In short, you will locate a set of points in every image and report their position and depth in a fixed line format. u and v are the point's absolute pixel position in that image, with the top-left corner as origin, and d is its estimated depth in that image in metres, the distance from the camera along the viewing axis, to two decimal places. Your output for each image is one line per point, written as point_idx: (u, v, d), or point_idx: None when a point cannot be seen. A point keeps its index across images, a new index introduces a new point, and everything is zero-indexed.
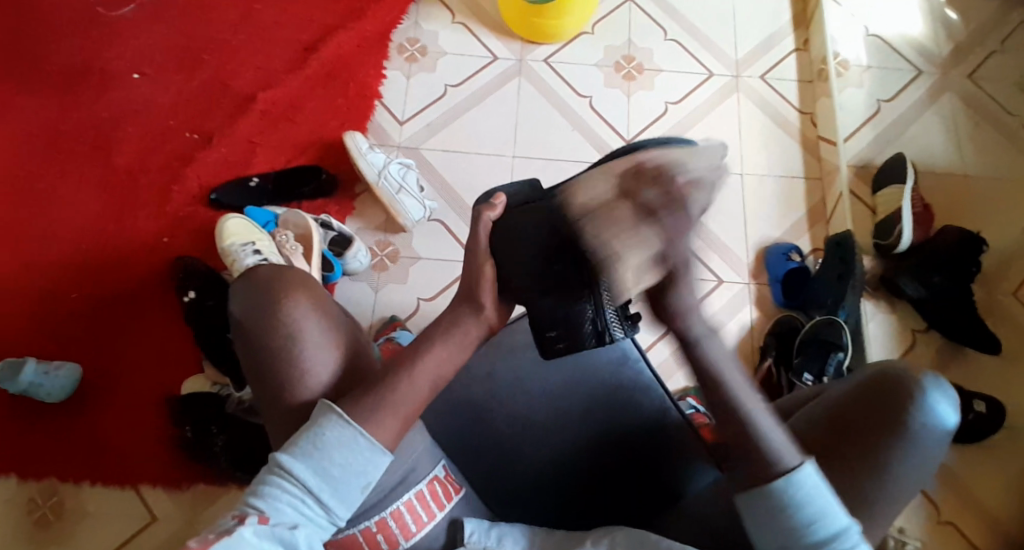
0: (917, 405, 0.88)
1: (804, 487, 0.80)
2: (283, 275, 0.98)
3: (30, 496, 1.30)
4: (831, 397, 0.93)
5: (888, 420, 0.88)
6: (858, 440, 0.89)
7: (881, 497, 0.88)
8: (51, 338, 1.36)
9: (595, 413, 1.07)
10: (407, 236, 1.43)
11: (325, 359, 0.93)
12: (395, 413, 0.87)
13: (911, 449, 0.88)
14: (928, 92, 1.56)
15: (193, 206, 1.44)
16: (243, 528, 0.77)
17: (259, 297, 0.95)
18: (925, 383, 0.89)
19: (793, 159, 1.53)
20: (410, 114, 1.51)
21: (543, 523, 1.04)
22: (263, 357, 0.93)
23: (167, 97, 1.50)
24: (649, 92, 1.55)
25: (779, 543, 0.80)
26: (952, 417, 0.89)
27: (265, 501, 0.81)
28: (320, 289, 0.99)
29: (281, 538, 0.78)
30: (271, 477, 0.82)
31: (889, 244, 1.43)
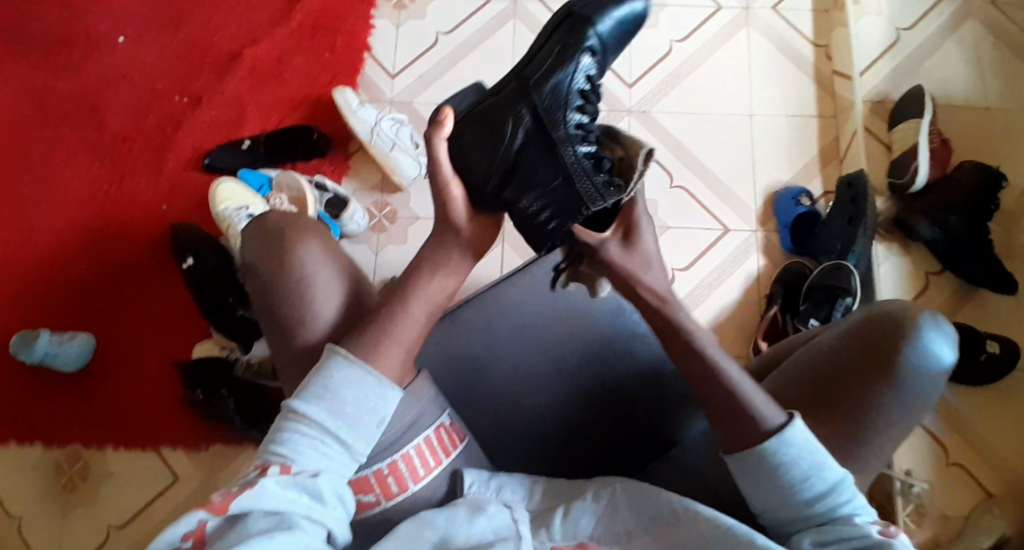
0: (913, 344, 0.87)
1: (796, 442, 0.81)
2: (288, 219, 0.94)
3: (56, 462, 1.35)
4: (825, 340, 0.92)
5: (885, 361, 0.88)
6: (849, 381, 0.89)
7: (878, 437, 0.88)
8: (61, 310, 1.38)
9: (596, 360, 1.07)
10: (405, 195, 1.41)
11: (332, 303, 0.91)
12: (393, 352, 0.86)
13: (905, 388, 0.87)
14: (951, 18, 1.46)
15: (188, 171, 1.42)
16: (263, 479, 0.76)
17: (264, 243, 0.93)
18: (922, 322, 0.88)
19: (805, 95, 1.46)
20: (402, 66, 1.46)
21: (552, 472, 1.04)
22: (267, 306, 0.91)
23: (155, 58, 1.47)
24: (652, 30, 1.48)
25: (778, 504, 0.82)
26: (949, 355, 0.88)
27: (286, 445, 0.80)
28: (328, 233, 0.96)
29: (305, 486, 0.77)
30: (287, 424, 0.81)
31: (903, 183, 1.38)
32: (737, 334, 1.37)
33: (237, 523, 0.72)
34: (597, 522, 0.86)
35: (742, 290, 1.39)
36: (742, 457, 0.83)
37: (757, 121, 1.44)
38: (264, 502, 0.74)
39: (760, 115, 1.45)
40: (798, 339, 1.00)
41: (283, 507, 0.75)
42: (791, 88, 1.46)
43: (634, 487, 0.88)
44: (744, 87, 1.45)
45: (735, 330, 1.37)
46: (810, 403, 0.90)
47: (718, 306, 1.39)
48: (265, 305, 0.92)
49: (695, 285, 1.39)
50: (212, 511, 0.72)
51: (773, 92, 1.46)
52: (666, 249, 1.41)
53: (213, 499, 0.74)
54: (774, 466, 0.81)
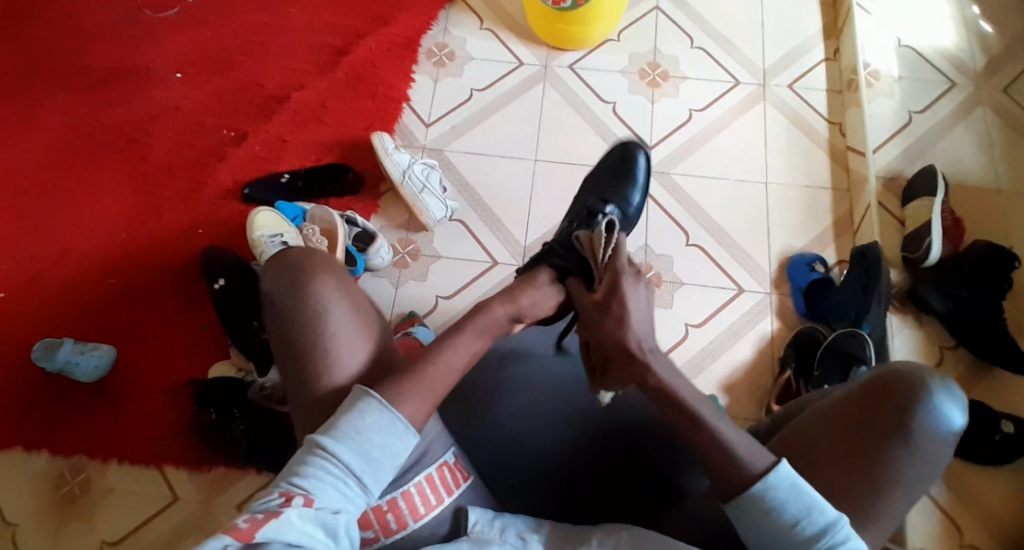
0: (922, 404, 0.86)
1: (782, 484, 0.82)
2: (320, 257, 0.98)
3: (60, 472, 1.36)
4: (832, 397, 0.91)
5: (893, 420, 0.86)
6: (857, 442, 0.86)
7: (887, 492, 0.85)
8: (86, 321, 1.42)
9: (602, 411, 1.08)
10: (429, 235, 1.47)
11: (355, 350, 0.93)
12: (418, 396, 0.89)
13: (913, 453, 0.86)
14: (961, 105, 1.53)
15: (226, 200, 1.50)
16: (288, 510, 0.78)
17: (300, 274, 0.95)
18: (933, 385, 0.87)
19: (819, 168, 1.51)
20: (437, 116, 1.55)
21: (548, 515, 1.02)
22: (299, 334, 0.93)
23: (206, 96, 1.57)
24: (674, 99, 1.56)
25: (775, 545, 0.82)
26: (958, 418, 0.87)
27: (308, 480, 0.82)
28: (348, 275, 0.99)
29: (325, 521, 0.80)
30: (312, 459, 0.84)
31: (917, 257, 1.40)
32: (746, 394, 1.38)
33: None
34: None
35: (753, 350, 1.40)
36: (736, 503, 0.83)
37: (771, 189, 1.50)
38: (286, 535, 0.76)
39: (776, 183, 1.50)
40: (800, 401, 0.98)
41: (304, 540, 0.77)
42: (806, 160, 1.52)
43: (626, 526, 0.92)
44: (760, 157, 1.52)
45: (746, 390, 1.38)
46: (817, 455, 0.87)
47: (729, 365, 1.39)
48: (296, 333, 0.93)
49: (709, 342, 1.41)
50: (237, 537, 0.74)
51: (788, 163, 1.52)
52: (681, 305, 1.43)
53: (237, 522, 0.76)
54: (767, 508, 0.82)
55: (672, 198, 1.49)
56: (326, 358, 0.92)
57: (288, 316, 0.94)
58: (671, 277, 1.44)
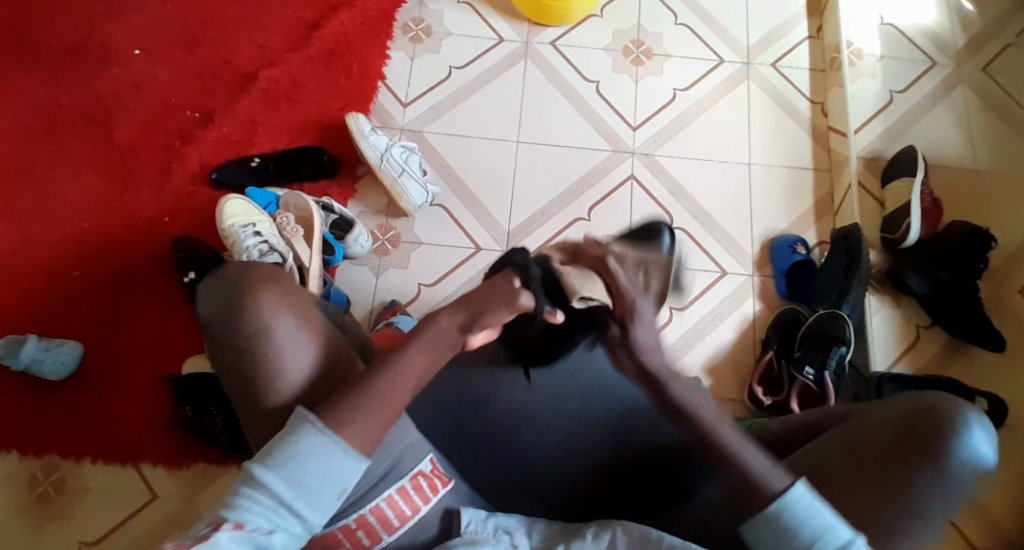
0: (960, 439, 0.86)
1: (800, 502, 0.81)
2: (254, 268, 0.97)
3: (32, 472, 1.31)
4: (868, 425, 0.91)
5: (930, 452, 0.87)
6: (889, 471, 0.88)
7: (918, 522, 0.86)
8: (51, 315, 1.36)
9: (621, 414, 1.06)
10: (409, 221, 1.43)
11: (300, 363, 0.92)
12: (375, 417, 0.87)
13: (946, 484, 0.86)
14: (941, 84, 1.53)
15: (194, 184, 1.43)
16: (219, 534, 0.78)
17: (232, 293, 0.93)
18: (969, 422, 0.87)
19: (802, 148, 1.51)
20: (414, 96, 1.49)
21: (551, 515, 1.02)
22: (235, 352, 0.92)
23: (168, 74, 1.49)
24: (658, 78, 1.53)
25: None
26: (990, 452, 0.87)
27: (237, 511, 0.80)
28: (285, 281, 0.97)
29: (258, 544, 0.79)
30: (243, 489, 0.82)
31: (895, 238, 1.41)
32: (730, 377, 1.39)
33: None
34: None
35: (735, 333, 1.41)
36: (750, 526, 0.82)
37: (756, 170, 1.49)
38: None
39: (759, 165, 1.49)
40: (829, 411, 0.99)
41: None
42: (789, 142, 1.51)
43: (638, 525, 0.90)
44: (744, 138, 1.50)
45: (728, 374, 1.39)
46: (850, 482, 0.89)
47: (713, 348, 1.40)
48: (233, 351, 0.92)
49: (692, 325, 1.41)
50: None
51: (771, 144, 1.50)
52: None
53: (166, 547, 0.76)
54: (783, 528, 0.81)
55: (656, 179, 1.47)
56: (268, 379, 0.91)
57: (222, 334, 0.93)
58: None
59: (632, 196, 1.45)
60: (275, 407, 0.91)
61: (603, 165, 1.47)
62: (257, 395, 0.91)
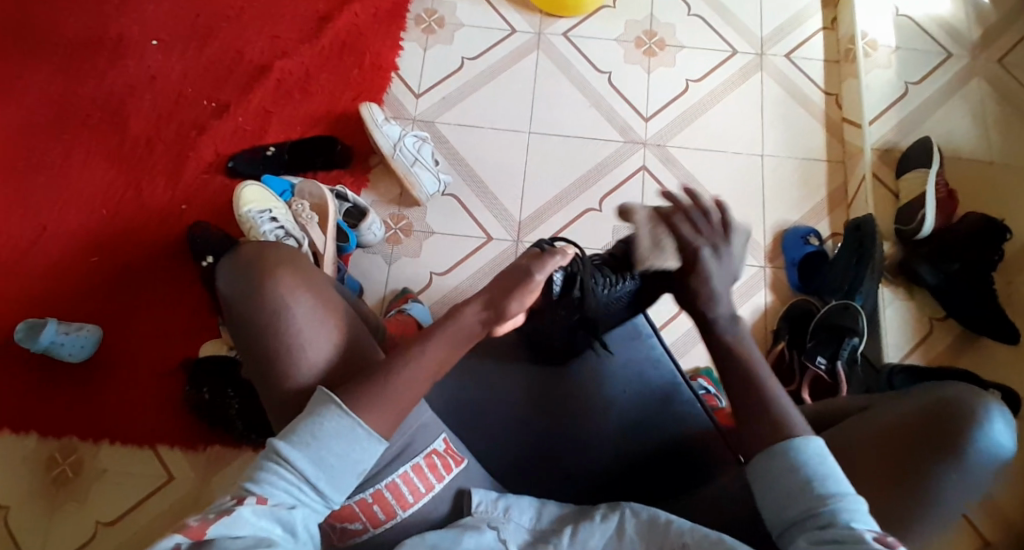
0: (977, 431, 0.87)
1: (806, 449, 0.83)
2: (274, 249, 0.99)
3: (51, 454, 1.34)
4: (886, 417, 0.92)
5: (947, 442, 0.87)
6: (906, 462, 0.88)
7: (936, 516, 0.87)
8: (70, 301, 1.39)
9: (639, 403, 1.07)
10: (422, 210, 1.44)
11: (324, 342, 0.95)
12: (393, 405, 0.89)
13: (963, 474, 0.87)
14: (955, 78, 1.51)
15: (209, 174, 1.45)
16: (242, 509, 0.80)
17: (256, 271, 0.96)
18: (984, 413, 0.88)
19: (815, 139, 1.50)
20: (427, 87, 1.50)
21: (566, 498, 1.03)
22: (252, 326, 0.95)
23: (186, 65, 1.51)
24: (670, 69, 1.53)
25: (785, 501, 0.81)
26: (1007, 442, 0.88)
27: (262, 486, 0.84)
28: (303, 262, 1.00)
29: (280, 518, 0.82)
30: (268, 465, 0.85)
31: (909, 229, 1.41)
32: None
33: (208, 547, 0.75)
34: (607, 541, 0.89)
35: (746, 324, 1.42)
36: (761, 457, 0.84)
37: (768, 161, 1.48)
38: (234, 530, 0.78)
39: (772, 157, 1.48)
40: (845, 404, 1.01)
41: (258, 535, 0.79)
42: (802, 132, 1.50)
43: (648, 508, 0.91)
44: (757, 129, 1.50)
45: None
46: (874, 473, 0.90)
47: None
48: (250, 326, 0.95)
49: None
50: (190, 535, 0.76)
51: (784, 135, 1.50)
52: None
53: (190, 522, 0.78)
54: (792, 465, 0.82)
55: (668, 170, 1.47)
56: (293, 359, 0.94)
57: (239, 309, 0.95)
58: None
59: (643, 189, 1.45)
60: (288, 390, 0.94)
61: (614, 155, 1.47)
62: (273, 370, 0.94)
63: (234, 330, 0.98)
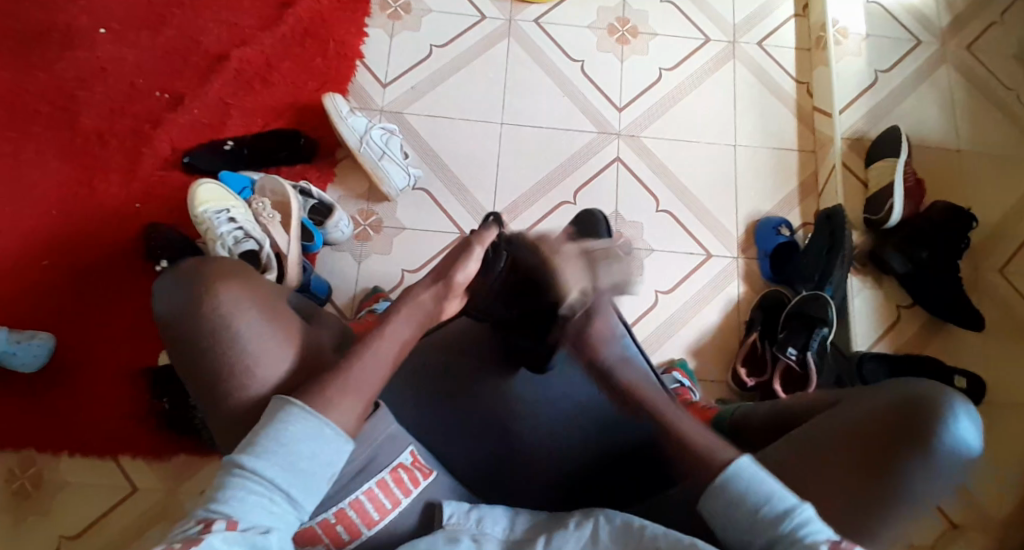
0: (944, 427, 0.85)
1: (744, 472, 0.85)
2: (218, 264, 0.94)
3: (7, 468, 1.28)
4: (853, 412, 0.89)
5: (913, 440, 0.85)
6: (872, 460, 0.86)
7: (901, 512, 0.85)
8: (20, 307, 1.32)
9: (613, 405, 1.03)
10: (391, 205, 1.40)
11: (278, 360, 0.91)
12: (356, 397, 0.88)
13: (930, 471, 0.85)
14: (926, 63, 1.52)
15: (165, 170, 1.39)
16: (209, 535, 0.76)
17: (199, 290, 0.91)
18: (951, 408, 0.85)
19: (787, 128, 1.49)
20: (394, 76, 1.46)
21: (533, 505, 1.00)
22: (203, 352, 0.90)
23: (138, 54, 1.44)
24: (643, 57, 1.50)
25: (743, 528, 0.83)
26: (974, 437, 0.85)
27: (228, 503, 0.80)
28: (251, 275, 0.96)
29: (254, 542, 0.78)
30: (232, 481, 0.81)
31: (878, 219, 1.41)
32: (715, 357, 1.38)
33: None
34: (582, 547, 0.85)
35: (720, 316, 1.39)
36: (710, 493, 0.85)
37: (741, 150, 1.47)
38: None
39: (745, 146, 1.48)
40: (812, 397, 0.98)
41: None
42: (774, 121, 1.50)
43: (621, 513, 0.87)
44: (729, 117, 1.49)
45: (713, 354, 1.38)
46: (840, 471, 0.87)
47: (698, 330, 1.38)
48: (195, 348, 0.91)
49: (674, 309, 1.39)
50: None
51: (755, 124, 1.49)
52: (649, 272, 1.40)
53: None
54: (732, 497, 0.84)
55: (642, 162, 1.45)
56: (244, 378, 0.90)
57: (184, 335, 0.91)
58: (641, 243, 1.41)
59: (617, 181, 1.43)
60: (254, 410, 0.90)
61: (587, 146, 1.45)
62: (228, 394, 0.90)
63: (179, 359, 0.93)
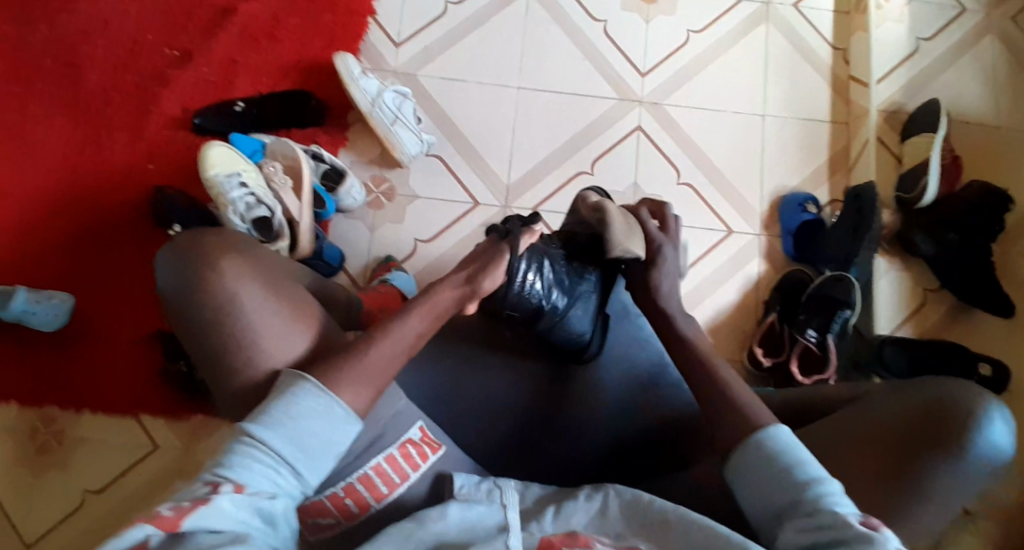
0: (977, 428, 0.81)
1: (779, 438, 0.79)
2: (224, 237, 0.93)
3: (23, 427, 1.29)
4: (880, 409, 0.87)
5: (944, 437, 0.82)
6: (898, 454, 0.83)
7: (925, 508, 0.82)
8: (31, 268, 1.31)
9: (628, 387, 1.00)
10: (403, 172, 1.36)
11: (287, 341, 0.89)
12: (366, 388, 0.85)
13: (957, 470, 0.81)
14: (970, 32, 1.43)
15: (174, 130, 1.36)
16: (218, 497, 0.74)
17: (204, 264, 0.89)
18: (985, 411, 0.82)
19: (819, 98, 1.42)
20: (407, 36, 1.41)
21: (541, 479, 0.96)
22: (206, 337, 0.89)
23: (148, 9, 1.41)
24: (670, 18, 1.44)
25: (767, 497, 0.78)
26: (1006, 441, 0.82)
27: (234, 471, 0.78)
28: (255, 251, 0.94)
29: (261, 507, 0.77)
30: (239, 449, 0.80)
31: (911, 198, 1.35)
32: (733, 338, 1.34)
33: (182, 542, 0.70)
34: (591, 518, 0.82)
35: (738, 294, 1.35)
36: (732, 462, 0.81)
37: (769, 120, 1.41)
38: (212, 521, 0.72)
39: (773, 116, 1.41)
40: (836, 390, 0.95)
41: (239, 528, 0.74)
42: (805, 89, 1.43)
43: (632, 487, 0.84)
44: (758, 85, 1.42)
45: (730, 333, 1.34)
46: (868, 467, 0.84)
47: (714, 309, 1.35)
48: (199, 328, 0.89)
49: (694, 286, 1.35)
50: (161, 525, 0.70)
51: (785, 92, 1.42)
52: None
53: (162, 510, 0.72)
54: (764, 456, 0.79)
55: (664, 130, 1.40)
56: (249, 355, 0.88)
57: (187, 315, 0.89)
58: None
59: (638, 151, 1.38)
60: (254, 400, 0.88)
61: (607, 114, 1.39)
62: (233, 383, 0.88)
63: (185, 337, 0.92)
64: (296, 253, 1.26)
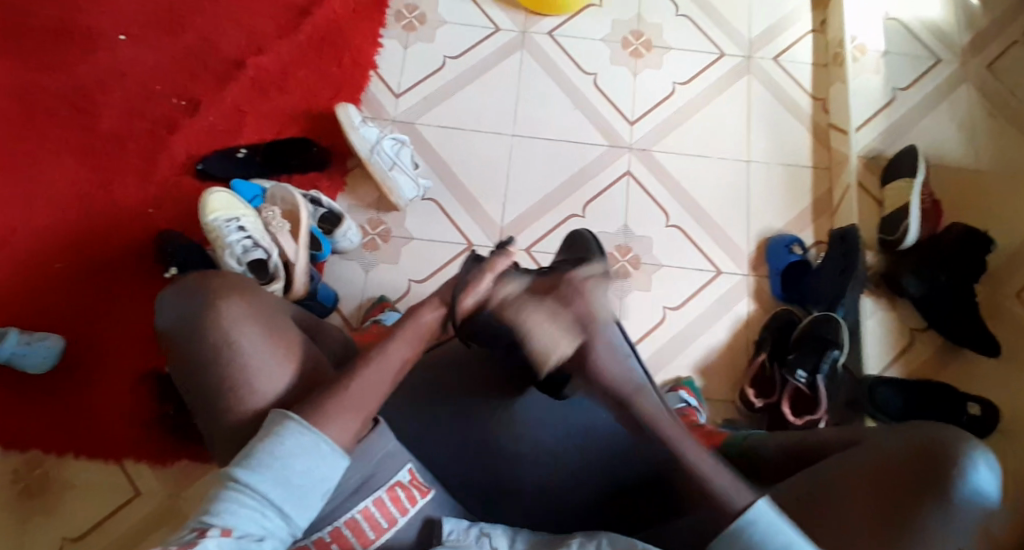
0: (962, 475, 0.83)
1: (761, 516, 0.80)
2: (225, 278, 0.96)
3: (14, 467, 1.28)
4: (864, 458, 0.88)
5: (930, 485, 0.83)
6: (889, 503, 0.84)
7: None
8: (32, 308, 1.33)
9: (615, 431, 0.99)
10: (400, 215, 1.40)
11: (276, 373, 0.91)
12: (353, 417, 0.87)
13: (943, 518, 0.82)
14: (943, 84, 1.50)
15: (178, 175, 1.41)
16: (204, 541, 0.76)
17: (203, 302, 0.92)
18: (968, 456, 0.84)
19: (801, 144, 1.48)
20: (406, 87, 1.47)
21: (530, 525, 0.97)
22: (203, 358, 0.91)
23: (156, 60, 1.47)
24: (657, 71, 1.51)
25: None
26: (991, 488, 0.83)
27: (222, 515, 0.78)
28: (253, 289, 0.96)
29: None
30: (227, 493, 0.80)
31: (893, 240, 1.38)
32: (723, 379, 1.35)
33: None
34: None
35: (728, 334, 1.37)
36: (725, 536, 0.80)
37: (754, 166, 1.46)
38: None
39: (757, 162, 1.46)
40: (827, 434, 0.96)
41: None
42: (787, 136, 1.48)
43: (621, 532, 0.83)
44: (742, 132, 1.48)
45: (720, 373, 1.35)
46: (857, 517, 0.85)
47: (704, 349, 1.36)
48: (195, 362, 0.91)
49: (686, 326, 1.37)
50: None
51: (767, 139, 1.48)
52: (660, 288, 1.39)
53: None
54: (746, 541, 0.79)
55: (653, 176, 1.44)
56: (243, 387, 0.90)
57: (184, 351, 0.91)
58: (651, 258, 1.40)
59: (628, 196, 1.43)
60: (248, 421, 0.89)
61: (598, 159, 1.44)
62: (227, 404, 0.90)
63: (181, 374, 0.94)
64: (291, 294, 1.29)
